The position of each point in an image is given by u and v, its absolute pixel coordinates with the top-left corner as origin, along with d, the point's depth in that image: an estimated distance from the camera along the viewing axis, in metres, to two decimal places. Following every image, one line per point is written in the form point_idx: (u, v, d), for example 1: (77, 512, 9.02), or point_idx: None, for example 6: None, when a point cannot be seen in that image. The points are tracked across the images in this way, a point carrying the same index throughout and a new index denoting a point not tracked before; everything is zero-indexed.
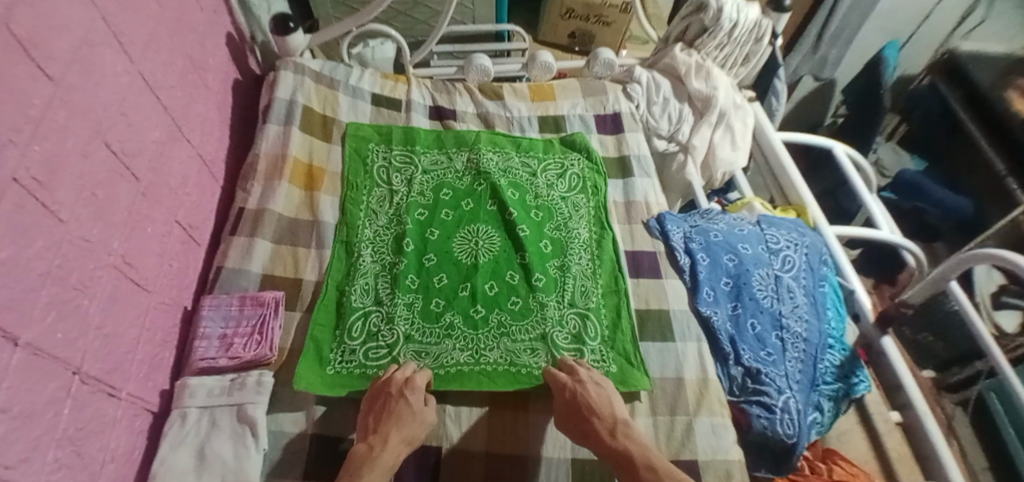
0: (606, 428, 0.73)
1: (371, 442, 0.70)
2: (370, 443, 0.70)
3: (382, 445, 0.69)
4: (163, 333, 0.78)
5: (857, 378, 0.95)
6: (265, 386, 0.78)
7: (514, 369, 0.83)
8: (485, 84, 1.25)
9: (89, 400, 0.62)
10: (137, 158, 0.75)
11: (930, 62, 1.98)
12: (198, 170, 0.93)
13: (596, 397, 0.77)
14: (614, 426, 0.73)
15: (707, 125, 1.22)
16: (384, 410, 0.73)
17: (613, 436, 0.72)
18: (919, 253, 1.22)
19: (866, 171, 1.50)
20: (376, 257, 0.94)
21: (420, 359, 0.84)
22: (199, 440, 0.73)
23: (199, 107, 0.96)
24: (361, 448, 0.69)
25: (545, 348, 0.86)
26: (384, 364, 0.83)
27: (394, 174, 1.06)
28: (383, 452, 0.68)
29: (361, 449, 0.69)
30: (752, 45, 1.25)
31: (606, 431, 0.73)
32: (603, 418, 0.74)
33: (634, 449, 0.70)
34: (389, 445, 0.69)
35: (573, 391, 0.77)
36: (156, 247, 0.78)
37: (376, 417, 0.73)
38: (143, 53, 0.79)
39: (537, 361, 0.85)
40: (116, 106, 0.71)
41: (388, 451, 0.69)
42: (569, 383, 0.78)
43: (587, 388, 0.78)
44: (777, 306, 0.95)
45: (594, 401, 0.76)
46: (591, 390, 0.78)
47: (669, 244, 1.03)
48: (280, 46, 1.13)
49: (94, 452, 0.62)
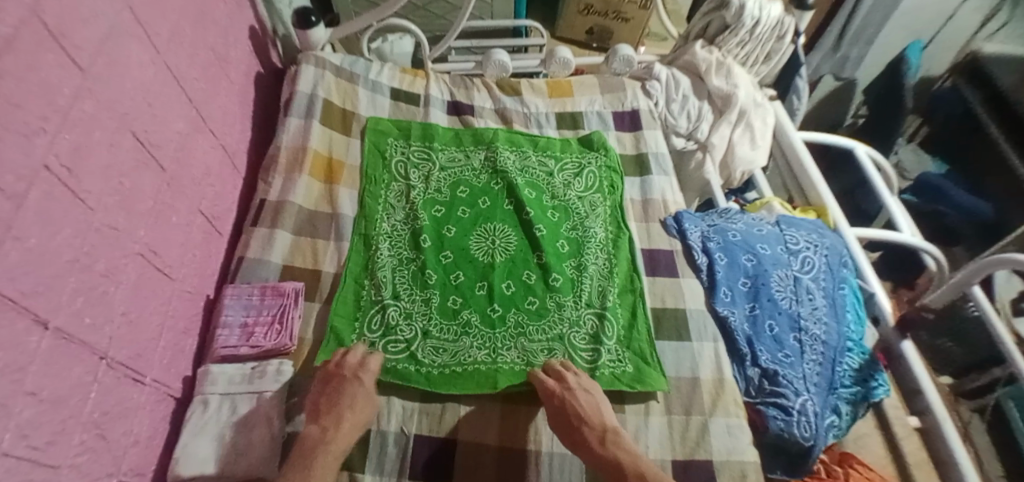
0: (595, 437, 0.74)
1: (324, 425, 0.72)
2: (323, 426, 0.72)
3: (334, 427, 0.72)
4: (186, 321, 0.80)
5: (876, 381, 0.93)
6: (284, 374, 0.79)
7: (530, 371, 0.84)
8: (503, 80, 1.25)
9: (114, 385, 0.63)
10: (162, 148, 0.76)
11: (953, 64, 1.93)
12: (220, 161, 0.95)
13: (586, 404, 0.77)
14: (603, 435, 0.74)
15: (726, 124, 1.21)
16: (336, 392, 0.75)
17: (603, 445, 0.73)
18: (941, 257, 1.20)
19: (887, 173, 1.48)
20: (393, 252, 0.95)
21: (437, 354, 0.84)
22: (219, 427, 0.74)
23: (222, 100, 0.97)
24: (314, 431, 0.71)
25: (562, 349, 0.87)
26: (401, 358, 0.83)
27: (412, 169, 1.06)
28: (337, 437, 0.71)
29: (314, 432, 0.71)
30: (773, 43, 1.24)
31: (596, 440, 0.74)
32: (594, 426, 0.75)
33: (625, 457, 0.71)
34: (343, 429, 0.72)
35: (563, 398, 0.77)
36: (180, 236, 0.80)
37: (326, 399, 0.75)
38: (168, 45, 0.80)
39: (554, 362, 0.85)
40: (142, 97, 0.72)
41: (341, 435, 0.71)
42: (558, 390, 0.78)
43: (578, 396, 0.78)
44: (795, 308, 0.94)
45: (583, 408, 0.76)
46: (580, 396, 0.78)
47: (686, 243, 1.02)
48: (301, 40, 1.14)
49: (118, 436, 0.63)
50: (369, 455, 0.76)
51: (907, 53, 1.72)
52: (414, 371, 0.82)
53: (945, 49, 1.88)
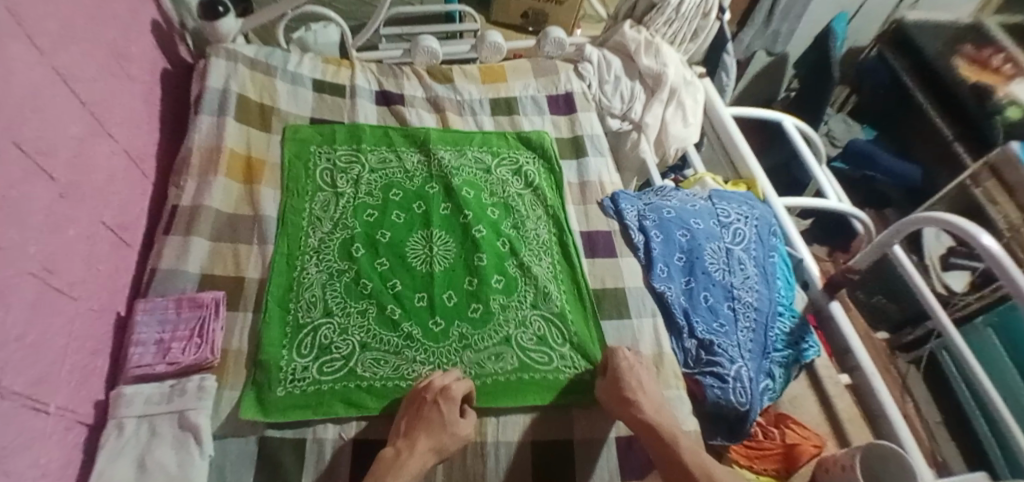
0: (649, 406, 0.77)
1: (400, 447, 0.71)
2: (399, 447, 0.72)
3: (409, 450, 0.71)
4: (94, 341, 0.74)
5: (807, 343, 0.98)
6: (207, 391, 0.74)
7: (479, 381, 0.82)
8: (433, 67, 1.23)
9: (15, 416, 0.57)
10: (54, 157, 0.70)
11: (879, 34, 2.01)
12: (124, 166, 0.88)
13: (649, 385, 0.79)
14: (656, 408, 0.78)
15: (659, 103, 1.22)
16: (417, 414, 0.74)
17: (655, 412, 0.77)
18: (868, 220, 1.26)
19: (816, 144, 1.54)
20: (321, 267, 0.90)
21: (378, 367, 0.81)
22: (137, 451, 0.69)
23: (124, 100, 0.90)
24: (390, 452, 0.71)
25: (510, 352, 0.85)
26: (340, 377, 0.79)
27: (338, 175, 1.01)
28: (412, 459, 0.70)
29: (390, 454, 0.71)
30: (700, 20, 1.26)
31: (650, 407, 0.77)
32: (649, 398, 0.78)
33: (682, 440, 0.75)
34: (417, 451, 0.71)
35: (633, 377, 0.78)
36: (81, 250, 0.74)
37: (407, 420, 0.74)
38: (55, 44, 0.73)
39: (502, 366, 0.84)
40: (25, 101, 0.66)
41: (414, 458, 0.70)
42: (630, 366, 0.80)
43: (636, 369, 0.80)
44: (728, 278, 0.97)
45: (644, 383, 0.78)
46: (643, 375, 0.79)
47: (623, 222, 1.03)
48: (209, 32, 1.08)
49: (24, 470, 0.58)
50: (306, 462, 0.74)
51: (834, 25, 1.77)
52: (355, 390, 0.79)
53: (869, 17, 1.93)
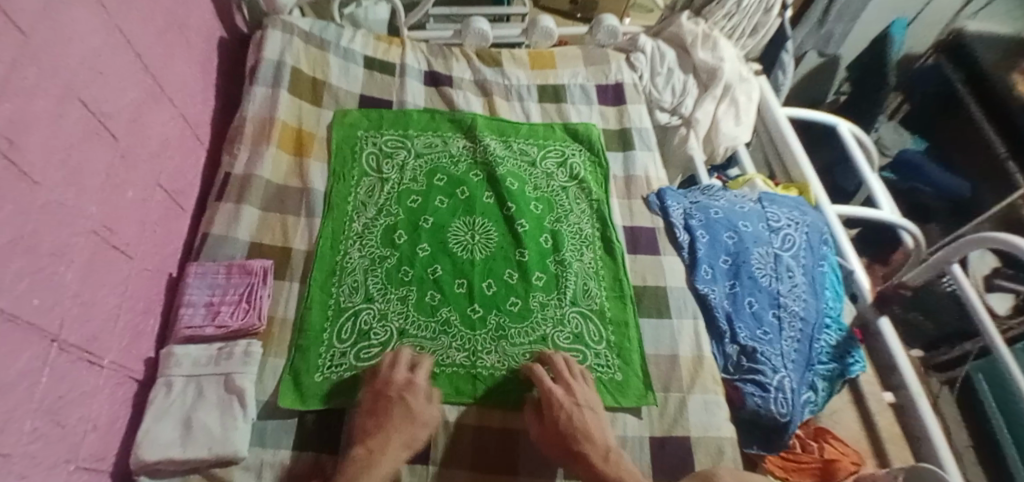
0: (599, 454, 0.70)
1: (369, 447, 0.67)
2: (367, 448, 0.67)
3: (380, 450, 0.67)
4: (146, 300, 0.76)
5: (852, 358, 0.94)
6: (252, 356, 0.76)
7: (512, 376, 0.81)
8: (482, 50, 1.21)
9: (69, 369, 0.59)
10: (115, 119, 0.71)
11: (937, 40, 1.92)
12: (180, 132, 0.90)
13: (591, 420, 0.73)
14: (606, 453, 0.70)
15: (710, 99, 1.18)
16: (383, 413, 0.70)
17: (605, 462, 0.69)
18: (917, 233, 1.20)
19: (870, 151, 1.47)
20: (364, 252, 0.90)
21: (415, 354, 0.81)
22: (185, 409, 0.71)
23: (182, 67, 0.91)
24: (359, 453, 0.66)
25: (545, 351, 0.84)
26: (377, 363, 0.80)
27: (384, 160, 1.01)
28: (383, 459, 0.66)
29: (359, 455, 0.66)
30: (761, 16, 1.22)
31: (599, 457, 0.69)
32: (596, 446, 0.70)
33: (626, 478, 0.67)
34: (389, 451, 0.67)
35: (565, 414, 0.73)
36: (137, 213, 0.75)
37: (374, 419, 0.70)
38: (120, 7, 0.74)
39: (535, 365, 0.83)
40: (90, 64, 0.67)
41: (385, 458, 0.67)
42: (566, 404, 0.74)
43: (578, 398, 0.75)
44: (775, 285, 0.94)
45: (589, 425, 0.72)
46: (585, 416, 0.74)
47: (668, 220, 1.01)
48: (266, 3, 1.09)
49: (75, 422, 0.60)
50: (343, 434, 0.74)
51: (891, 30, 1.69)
52: None
53: (927, 23, 1.84)
